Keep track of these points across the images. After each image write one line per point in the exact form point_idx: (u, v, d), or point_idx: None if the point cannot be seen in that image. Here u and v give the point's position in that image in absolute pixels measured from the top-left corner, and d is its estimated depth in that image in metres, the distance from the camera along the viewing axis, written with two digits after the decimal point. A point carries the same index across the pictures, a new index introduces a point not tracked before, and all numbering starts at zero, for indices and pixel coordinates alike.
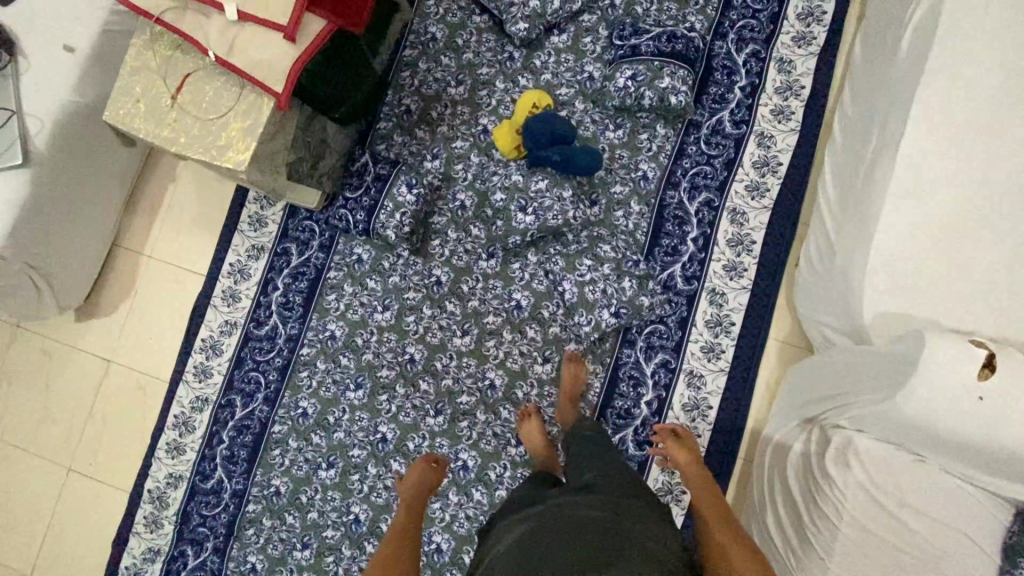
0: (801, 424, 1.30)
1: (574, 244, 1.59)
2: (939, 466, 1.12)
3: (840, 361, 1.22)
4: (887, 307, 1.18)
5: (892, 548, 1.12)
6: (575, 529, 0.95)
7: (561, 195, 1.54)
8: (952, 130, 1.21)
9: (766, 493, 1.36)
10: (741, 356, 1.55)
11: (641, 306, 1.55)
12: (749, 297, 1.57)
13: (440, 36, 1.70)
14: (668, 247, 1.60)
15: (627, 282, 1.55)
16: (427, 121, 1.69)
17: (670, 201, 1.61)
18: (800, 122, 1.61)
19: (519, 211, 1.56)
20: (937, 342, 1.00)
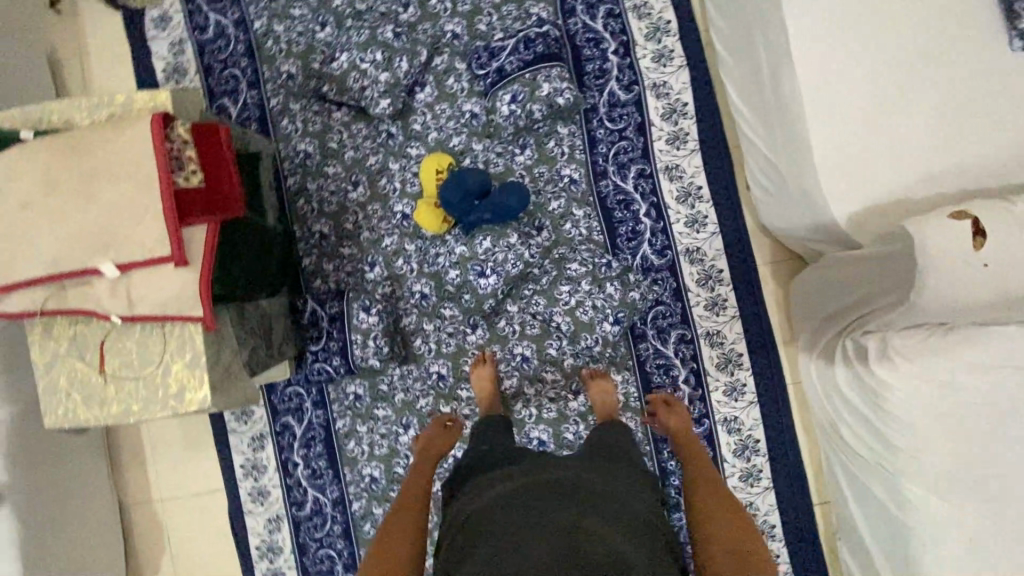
0: (831, 340, 1.32)
1: (543, 276, 1.55)
2: (974, 324, 1.15)
3: (840, 268, 1.24)
4: (854, 208, 1.20)
5: (965, 418, 1.16)
6: (567, 502, 0.91)
7: (505, 241, 1.50)
8: (831, 22, 1.21)
9: (831, 412, 1.38)
10: (743, 296, 1.55)
11: (634, 300, 1.52)
12: (722, 239, 1.57)
13: (313, 150, 1.61)
14: (628, 232, 1.58)
15: (610, 284, 1.52)
16: (345, 234, 1.60)
17: (607, 189, 1.59)
18: (684, 56, 1.58)
19: (479, 278, 1.53)
20: (926, 232, 1.02)
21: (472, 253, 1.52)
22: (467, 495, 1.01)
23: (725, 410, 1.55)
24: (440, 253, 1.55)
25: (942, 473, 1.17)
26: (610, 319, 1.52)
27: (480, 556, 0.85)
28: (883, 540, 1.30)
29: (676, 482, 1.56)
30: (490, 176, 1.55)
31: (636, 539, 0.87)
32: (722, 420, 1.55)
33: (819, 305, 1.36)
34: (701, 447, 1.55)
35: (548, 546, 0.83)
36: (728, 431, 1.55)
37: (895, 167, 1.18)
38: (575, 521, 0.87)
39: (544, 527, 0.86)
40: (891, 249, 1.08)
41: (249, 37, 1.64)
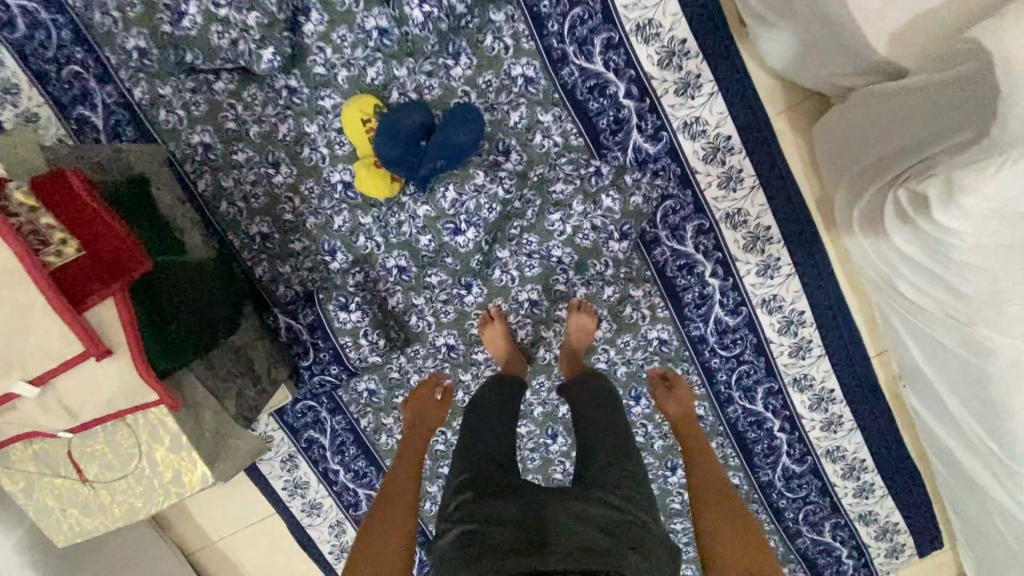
0: (879, 194, 1.11)
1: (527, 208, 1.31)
2: None
3: (885, 108, 1.01)
4: (894, 23, 0.93)
5: None
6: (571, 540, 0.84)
7: (471, 185, 1.27)
8: None
9: (886, 269, 1.22)
10: (760, 160, 1.32)
11: (638, 206, 1.30)
12: (723, 99, 1.29)
13: (211, 138, 1.31)
14: (610, 124, 1.30)
15: (607, 197, 1.29)
16: (289, 227, 1.36)
17: (572, 79, 1.28)
18: None
19: (453, 235, 1.31)
20: (1008, 43, 0.76)
21: (437, 209, 1.29)
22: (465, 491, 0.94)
23: (762, 292, 1.40)
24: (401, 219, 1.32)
25: None
26: (617, 234, 1.31)
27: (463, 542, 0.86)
28: (951, 384, 1.23)
29: (724, 378, 1.46)
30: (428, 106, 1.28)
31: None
32: (761, 303, 1.40)
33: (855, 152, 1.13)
34: (744, 337, 1.42)
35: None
36: (770, 311, 1.41)
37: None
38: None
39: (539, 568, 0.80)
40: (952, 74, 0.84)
41: (69, 15, 1.25)
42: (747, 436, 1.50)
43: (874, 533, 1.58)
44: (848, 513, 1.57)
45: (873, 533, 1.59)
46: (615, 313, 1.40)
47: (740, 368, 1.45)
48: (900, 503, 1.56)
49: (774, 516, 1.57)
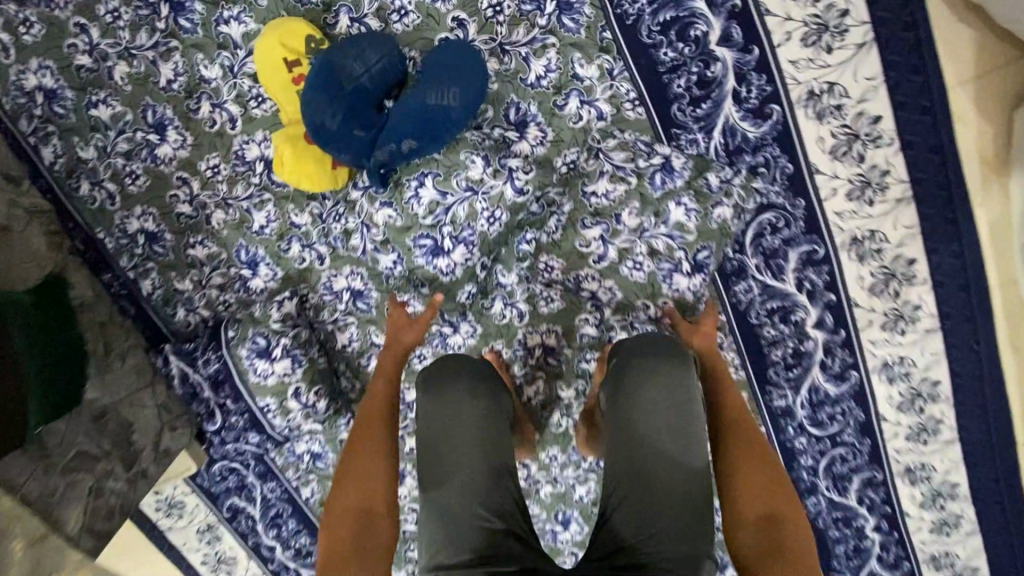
0: None
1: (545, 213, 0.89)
2: None
3: None
4: None
5: None
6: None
7: (468, 182, 0.86)
8: None
9: None
10: (919, 159, 0.84)
11: (727, 226, 0.87)
12: (878, 55, 0.80)
13: (58, 81, 0.83)
14: (690, 88, 0.83)
15: (677, 204, 0.87)
16: (185, 224, 0.89)
17: (633, 12, 0.82)
18: None
19: (433, 257, 0.89)
20: None
21: (410, 217, 0.88)
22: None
23: (885, 353, 0.95)
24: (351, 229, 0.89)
25: None
26: (688, 262, 0.89)
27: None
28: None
29: (809, 462, 1.04)
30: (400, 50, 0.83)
31: None
32: (881, 367, 0.96)
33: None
34: (847, 411, 0.99)
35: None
36: (891, 380, 0.97)
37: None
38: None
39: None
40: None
41: None
42: (827, 535, 1.10)
43: None
44: None
45: None
46: None
47: (833, 452, 1.03)
48: None
49: None
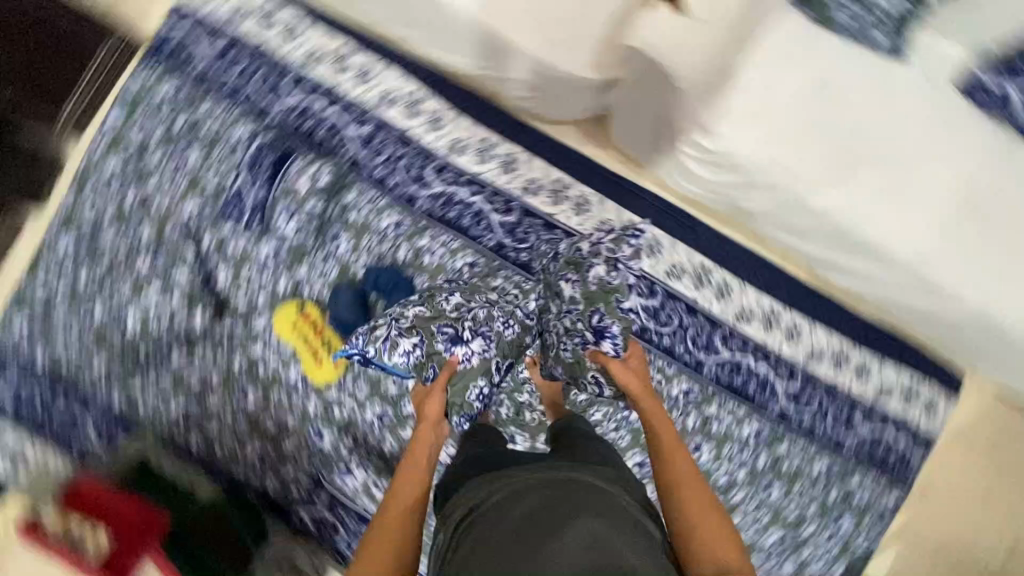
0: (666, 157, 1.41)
1: (515, 324, 1.43)
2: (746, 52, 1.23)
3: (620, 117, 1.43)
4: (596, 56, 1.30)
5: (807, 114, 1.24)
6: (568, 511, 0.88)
7: (462, 295, 1.45)
8: None
9: (724, 199, 1.41)
10: (593, 181, 1.62)
11: (602, 282, 1.37)
12: (539, 160, 1.62)
13: (184, 403, 1.52)
14: (472, 219, 1.58)
15: (565, 282, 1.41)
16: (274, 437, 1.52)
17: (428, 206, 1.58)
18: (379, 62, 1.60)
19: (451, 345, 1.36)
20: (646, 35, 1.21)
21: (437, 312, 1.39)
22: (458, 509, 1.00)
23: (663, 267, 1.61)
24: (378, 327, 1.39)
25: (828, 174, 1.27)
26: (590, 329, 1.33)
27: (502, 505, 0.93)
28: (828, 244, 1.38)
29: (682, 347, 1.60)
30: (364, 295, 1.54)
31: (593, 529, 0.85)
32: (668, 275, 1.61)
33: (641, 136, 1.42)
34: (672, 307, 1.60)
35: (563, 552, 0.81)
36: (680, 277, 1.61)
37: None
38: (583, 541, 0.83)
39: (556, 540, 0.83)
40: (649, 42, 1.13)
41: (44, 374, 1.51)
42: (738, 383, 1.62)
43: (901, 399, 1.67)
44: (865, 397, 1.65)
45: (899, 401, 1.67)
46: None
47: (689, 332, 1.61)
48: (894, 362, 1.67)
49: (810, 438, 1.64)
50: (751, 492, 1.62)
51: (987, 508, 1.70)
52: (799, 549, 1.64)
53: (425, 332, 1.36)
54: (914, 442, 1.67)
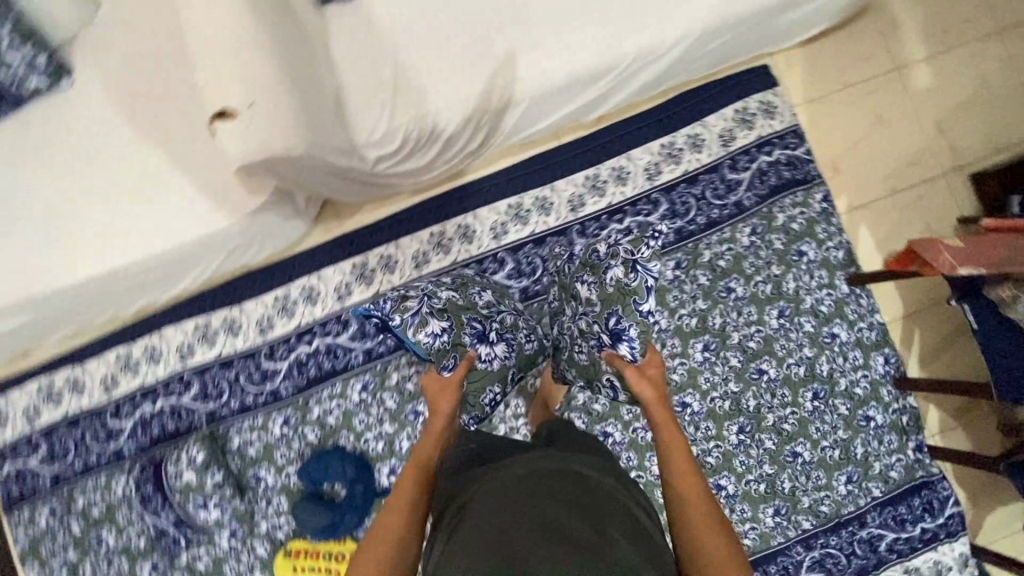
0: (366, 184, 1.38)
1: (534, 339, 1.39)
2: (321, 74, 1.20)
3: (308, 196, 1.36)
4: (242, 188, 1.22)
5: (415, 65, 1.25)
6: (553, 505, 0.85)
7: (496, 298, 1.41)
8: (78, 236, 1.25)
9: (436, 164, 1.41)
10: (378, 239, 1.63)
11: (620, 283, 1.23)
12: (326, 267, 1.62)
13: None
14: (330, 357, 1.59)
15: (583, 283, 1.31)
16: None
17: (292, 384, 1.59)
18: (152, 334, 1.61)
19: (477, 341, 1.28)
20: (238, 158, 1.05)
21: (470, 304, 1.33)
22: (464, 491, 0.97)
23: (488, 238, 1.63)
24: (411, 298, 1.30)
25: (480, 80, 1.26)
26: (606, 330, 1.23)
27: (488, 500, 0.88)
28: (548, 106, 1.37)
29: None
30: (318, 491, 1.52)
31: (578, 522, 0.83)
32: (497, 239, 1.64)
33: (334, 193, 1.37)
34: (524, 255, 1.63)
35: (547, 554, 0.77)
36: (506, 231, 1.64)
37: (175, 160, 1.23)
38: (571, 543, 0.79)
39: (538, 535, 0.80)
40: (237, 160, 1.03)
41: None
42: None
43: (744, 130, 1.65)
44: (719, 156, 1.64)
45: (745, 131, 1.65)
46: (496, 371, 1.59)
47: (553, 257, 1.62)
48: (710, 112, 1.66)
49: (715, 226, 1.63)
50: (719, 307, 1.62)
51: (892, 127, 1.67)
52: (800, 304, 1.62)
53: (455, 317, 1.27)
54: (789, 146, 1.64)
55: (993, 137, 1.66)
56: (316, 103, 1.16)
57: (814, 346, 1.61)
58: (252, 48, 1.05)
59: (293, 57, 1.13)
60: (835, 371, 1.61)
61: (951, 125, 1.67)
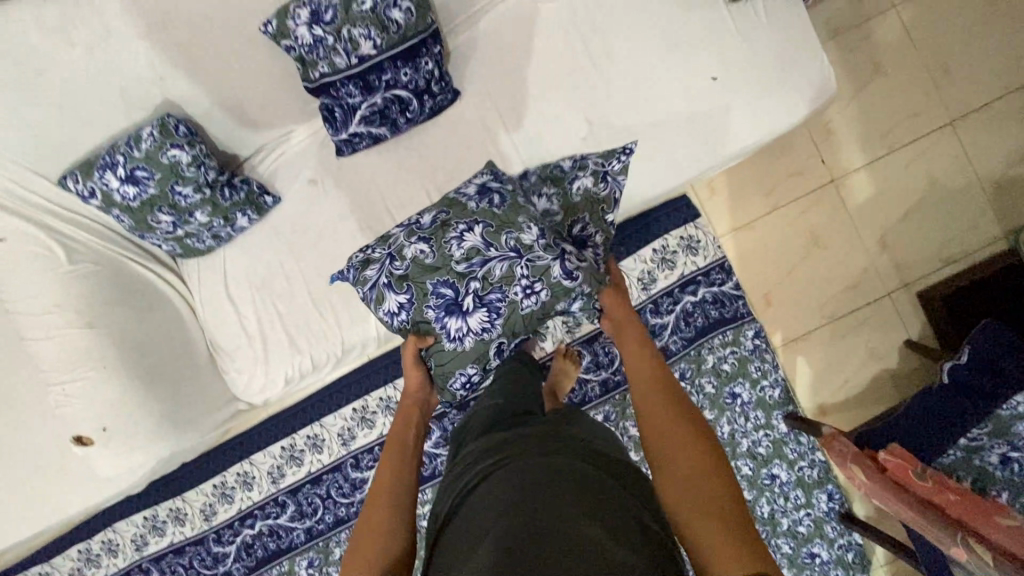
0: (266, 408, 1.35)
1: (540, 293, 0.88)
2: (184, 338, 1.16)
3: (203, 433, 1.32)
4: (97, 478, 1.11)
5: (278, 316, 1.16)
6: (567, 492, 0.64)
7: (488, 238, 0.89)
8: None
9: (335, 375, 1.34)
10: (301, 422, 1.60)
11: (589, 194, 1.03)
12: (257, 453, 1.62)
13: None
14: (274, 538, 1.63)
15: (540, 195, 1.02)
16: None
17: (241, 566, 1.64)
18: (105, 530, 1.67)
19: (445, 315, 0.90)
20: (106, 470, 1.07)
21: (441, 261, 0.89)
22: (456, 485, 0.76)
23: None
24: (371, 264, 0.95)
25: (348, 321, 1.15)
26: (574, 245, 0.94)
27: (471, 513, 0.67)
28: None
29: None
30: None
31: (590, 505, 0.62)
32: None
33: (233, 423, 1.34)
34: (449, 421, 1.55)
35: (547, 534, 0.57)
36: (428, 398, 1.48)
37: (17, 467, 1.10)
38: (571, 521, 0.59)
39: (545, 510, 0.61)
40: (118, 473, 1.08)
41: None
42: None
43: (665, 270, 1.52)
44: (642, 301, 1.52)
45: (669, 272, 1.52)
46: None
47: None
48: (631, 254, 1.52)
49: None
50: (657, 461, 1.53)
51: (829, 247, 1.52)
52: (736, 448, 1.55)
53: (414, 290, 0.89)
54: (715, 283, 1.51)
55: (945, 249, 1.50)
56: (188, 369, 1.15)
57: (753, 489, 1.55)
58: (90, 365, 1.04)
59: (151, 343, 1.10)
60: (777, 511, 1.55)
61: (896, 240, 1.51)
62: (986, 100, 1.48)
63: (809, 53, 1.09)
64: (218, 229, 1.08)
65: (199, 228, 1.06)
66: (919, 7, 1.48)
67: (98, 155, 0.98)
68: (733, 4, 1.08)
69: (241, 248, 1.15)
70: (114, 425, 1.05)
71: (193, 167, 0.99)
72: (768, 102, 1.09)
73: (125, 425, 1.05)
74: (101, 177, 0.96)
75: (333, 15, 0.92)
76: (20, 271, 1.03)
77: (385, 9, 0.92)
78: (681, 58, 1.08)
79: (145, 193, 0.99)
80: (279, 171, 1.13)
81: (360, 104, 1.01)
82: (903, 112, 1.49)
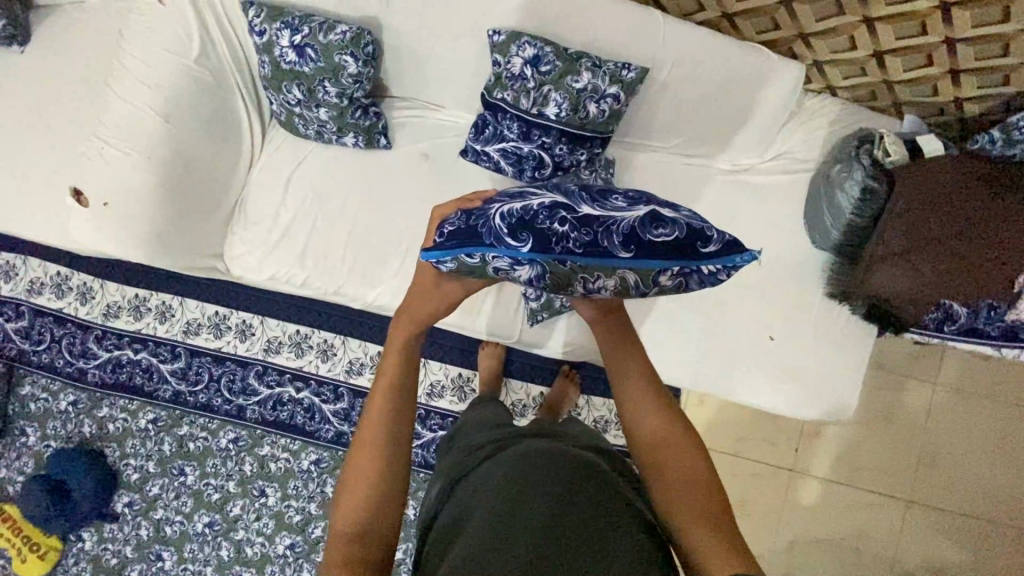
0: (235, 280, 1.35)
1: None
2: (226, 183, 1.18)
3: None
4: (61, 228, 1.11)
5: (311, 225, 1.18)
6: (569, 487, 0.61)
7: None
8: None
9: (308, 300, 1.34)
10: (246, 306, 1.58)
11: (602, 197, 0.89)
12: (191, 299, 1.60)
13: None
14: (145, 375, 1.60)
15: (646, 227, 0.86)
16: None
17: (99, 375, 1.61)
18: (19, 256, 1.64)
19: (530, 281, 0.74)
20: (76, 233, 1.08)
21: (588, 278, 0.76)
22: (462, 459, 0.77)
23: (342, 366, 1.56)
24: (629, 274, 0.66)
25: (358, 276, 1.17)
26: None
27: (471, 491, 0.66)
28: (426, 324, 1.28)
29: None
30: (53, 479, 1.52)
31: (597, 504, 0.60)
32: (348, 373, 1.55)
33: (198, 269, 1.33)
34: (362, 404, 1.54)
35: (534, 515, 0.59)
36: (362, 373, 1.55)
37: (23, 176, 1.13)
38: (569, 516, 0.58)
39: (551, 510, 0.59)
40: (83, 243, 1.09)
41: None
42: None
43: (618, 431, 1.49)
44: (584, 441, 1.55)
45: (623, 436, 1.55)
46: (270, 481, 1.55)
47: None
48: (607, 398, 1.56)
49: None
50: None
51: (749, 516, 1.59)
52: None
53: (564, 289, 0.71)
54: None
55: None
56: (205, 208, 1.16)
57: None
58: (137, 148, 1.07)
59: (198, 167, 1.13)
60: None
61: (801, 553, 1.58)
62: (949, 508, 1.55)
63: (851, 377, 1.16)
64: (325, 131, 1.14)
65: (314, 120, 1.12)
66: (958, 399, 1.57)
67: (290, 11, 1.05)
68: (828, 298, 1.16)
69: (328, 154, 1.19)
70: (114, 205, 1.06)
71: (350, 79, 1.06)
72: (795, 384, 1.17)
73: (121, 214, 1.07)
74: (278, 29, 1.03)
75: (550, 70, 1.00)
76: (154, 39, 1.08)
77: (588, 98, 1.00)
78: (758, 301, 1.18)
79: (300, 67, 1.05)
80: (407, 126, 1.19)
81: (511, 141, 1.06)
82: (880, 464, 1.58)
